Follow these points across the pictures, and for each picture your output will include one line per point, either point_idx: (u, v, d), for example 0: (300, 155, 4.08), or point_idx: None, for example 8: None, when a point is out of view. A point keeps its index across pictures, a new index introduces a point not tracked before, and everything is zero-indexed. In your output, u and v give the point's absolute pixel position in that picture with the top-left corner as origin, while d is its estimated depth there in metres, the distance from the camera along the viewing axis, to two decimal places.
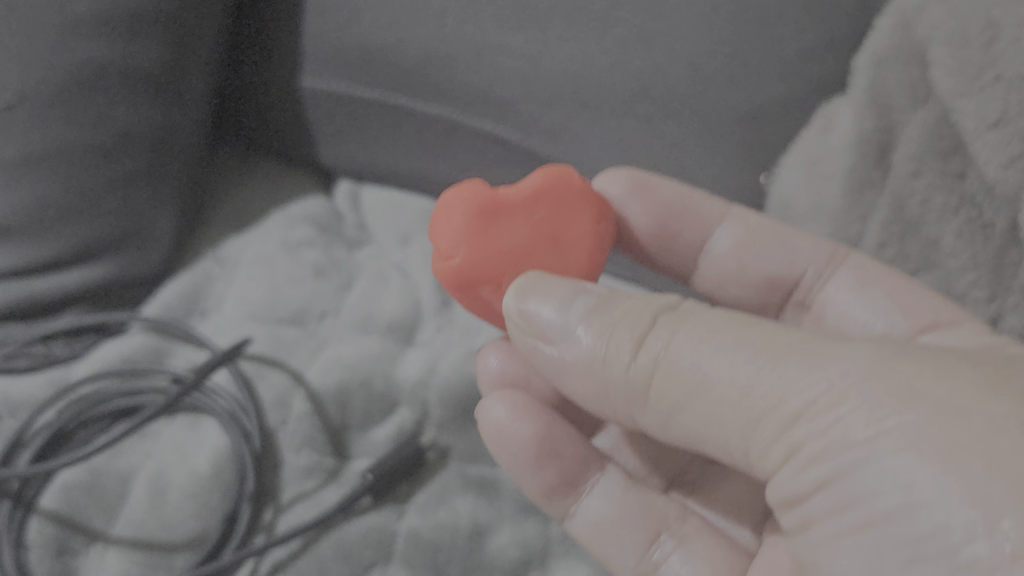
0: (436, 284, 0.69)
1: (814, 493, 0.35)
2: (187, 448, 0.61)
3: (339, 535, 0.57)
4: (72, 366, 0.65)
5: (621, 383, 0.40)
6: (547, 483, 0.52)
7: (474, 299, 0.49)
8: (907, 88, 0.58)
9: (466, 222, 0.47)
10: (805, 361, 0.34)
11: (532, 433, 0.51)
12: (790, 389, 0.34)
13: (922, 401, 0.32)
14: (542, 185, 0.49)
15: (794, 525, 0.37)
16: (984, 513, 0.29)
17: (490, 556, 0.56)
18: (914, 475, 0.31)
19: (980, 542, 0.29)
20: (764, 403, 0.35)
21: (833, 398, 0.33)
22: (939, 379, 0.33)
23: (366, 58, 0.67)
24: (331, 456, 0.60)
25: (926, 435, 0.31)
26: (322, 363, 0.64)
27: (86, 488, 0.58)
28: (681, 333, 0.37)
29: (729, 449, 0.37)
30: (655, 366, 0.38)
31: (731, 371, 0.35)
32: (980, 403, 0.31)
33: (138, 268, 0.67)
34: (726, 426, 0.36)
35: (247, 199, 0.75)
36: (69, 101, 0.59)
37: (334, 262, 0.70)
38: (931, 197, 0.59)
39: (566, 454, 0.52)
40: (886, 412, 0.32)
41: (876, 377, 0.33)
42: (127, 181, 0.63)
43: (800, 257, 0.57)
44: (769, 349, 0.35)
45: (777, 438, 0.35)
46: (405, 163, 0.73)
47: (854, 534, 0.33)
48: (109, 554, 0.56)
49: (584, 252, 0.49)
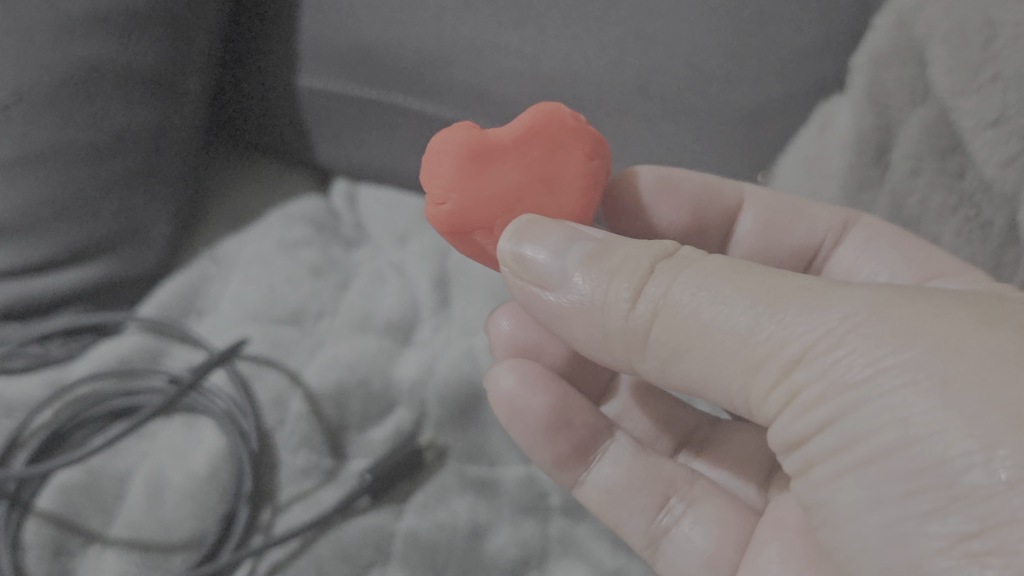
0: (434, 284, 0.69)
1: (816, 435, 0.34)
2: (184, 448, 0.61)
3: (337, 535, 0.57)
4: (69, 367, 0.65)
5: (619, 330, 0.39)
6: (558, 451, 0.52)
7: (468, 243, 0.45)
8: (904, 85, 0.59)
9: (455, 165, 0.42)
10: (804, 306, 0.34)
11: (543, 403, 0.51)
12: (788, 333, 0.33)
13: (920, 337, 0.31)
14: (535, 123, 0.44)
15: (795, 465, 0.36)
16: (982, 444, 0.29)
17: (489, 556, 0.56)
18: (912, 411, 0.30)
19: (977, 471, 0.29)
20: (763, 348, 0.34)
21: (833, 340, 0.33)
22: (939, 315, 0.32)
23: (364, 57, 0.66)
24: (329, 456, 0.60)
25: (924, 368, 0.30)
26: (320, 362, 0.64)
27: (83, 488, 0.58)
28: (680, 281, 0.36)
29: (729, 395, 0.37)
30: (655, 314, 0.37)
31: (730, 319, 0.34)
32: (978, 337, 0.30)
33: (134, 268, 0.67)
34: (724, 371, 0.36)
35: (243, 198, 0.74)
36: (65, 101, 0.58)
37: (331, 261, 0.70)
38: (930, 196, 0.60)
39: (576, 424, 0.52)
40: (884, 349, 0.31)
41: (876, 318, 0.32)
42: (122, 180, 0.63)
43: (819, 228, 0.57)
44: (768, 296, 0.34)
45: (778, 382, 0.34)
46: (401, 161, 0.73)
47: (857, 472, 0.33)
48: (106, 554, 0.56)
49: (579, 191, 0.45)
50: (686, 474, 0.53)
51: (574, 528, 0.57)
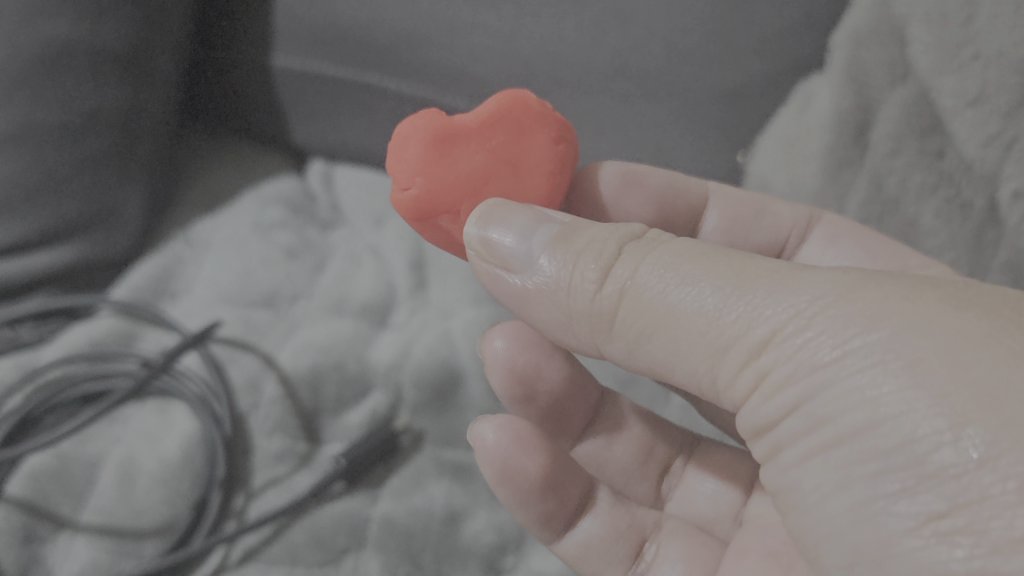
0: (411, 266, 0.68)
1: (784, 419, 0.33)
2: (157, 434, 0.60)
3: (311, 521, 0.56)
4: (39, 351, 0.64)
5: (585, 312, 0.37)
6: (544, 513, 0.48)
7: (434, 232, 0.44)
8: (885, 67, 0.57)
9: (421, 150, 0.42)
10: (773, 288, 0.33)
11: (539, 467, 0.47)
12: (755, 315, 0.33)
13: (888, 319, 0.31)
14: (498, 108, 0.43)
15: (762, 448, 0.35)
16: (950, 422, 0.28)
17: (465, 541, 0.55)
18: (881, 393, 0.30)
19: (947, 449, 0.28)
20: (730, 331, 0.33)
21: (801, 322, 0.32)
22: (907, 297, 0.31)
23: (339, 36, 0.66)
24: (303, 440, 0.59)
25: (892, 349, 0.30)
26: (294, 346, 0.63)
27: (53, 475, 0.57)
28: (647, 262, 0.35)
29: (694, 377, 0.36)
30: (622, 296, 0.36)
31: (696, 300, 0.34)
32: (943, 319, 0.30)
33: (106, 250, 0.65)
34: (690, 353, 0.35)
35: (216, 178, 0.73)
36: (33, 81, 0.58)
37: (306, 244, 0.69)
38: (910, 176, 0.58)
39: (562, 487, 0.48)
40: (852, 331, 0.31)
41: (845, 300, 0.32)
42: (94, 161, 0.62)
43: (781, 226, 0.56)
44: (735, 278, 0.33)
45: (743, 366, 0.33)
46: (374, 145, 0.72)
47: (824, 454, 0.32)
48: (77, 542, 0.55)
49: (545, 174, 0.43)
50: (655, 518, 0.52)
51: None
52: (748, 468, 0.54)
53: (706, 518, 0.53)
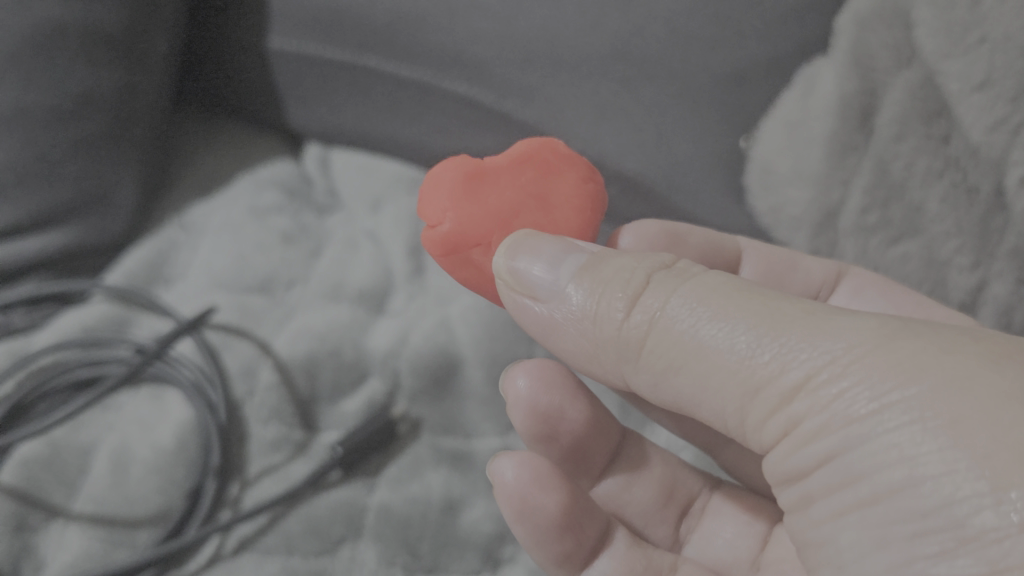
0: (409, 251, 0.67)
1: (817, 468, 0.33)
2: (151, 422, 0.59)
3: (308, 510, 0.55)
4: (31, 337, 0.63)
5: (613, 343, 0.37)
6: (561, 550, 0.47)
7: (466, 269, 0.44)
8: (891, 50, 0.56)
9: (451, 186, 0.43)
10: (808, 333, 0.32)
11: (557, 504, 0.46)
12: (788, 352, 0.32)
13: (927, 374, 0.30)
14: (526, 150, 0.45)
15: (794, 498, 0.35)
16: (991, 485, 0.27)
17: (463, 530, 0.55)
18: (918, 449, 0.29)
19: (988, 513, 0.27)
20: (763, 373, 0.33)
21: (836, 370, 0.31)
22: (947, 353, 0.31)
23: (335, 18, 0.64)
24: (299, 428, 0.59)
25: (931, 405, 0.29)
26: (290, 332, 0.62)
27: (45, 462, 0.56)
28: (676, 296, 0.35)
29: (724, 417, 0.35)
30: (650, 327, 0.35)
31: (728, 340, 0.33)
32: (983, 376, 0.29)
33: (99, 234, 0.65)
34: (720, 394, 0.34)
35: (210, 161, 0.72)
36: (26, 65, 0.56)
37: (302, 229, 0.68)
38: (915, 160, 0.57)
39: (581, 524, 0.47)
40: (890, 385, 0.30)
41: (881, 352, 0.31)
42: (87, 145, 0.61)
43: (812, 281, 0.57)
44: (769, 321, 0.33)
45: (776, 410, 0.33)
46: (372, 130, 0.71)
47: (859, 509, 0.31)
48: (69, 531, 0.55)
49: (576, 211, 0.45)
50: (672, 560, 0.50)
51: None
52: (769, 513, 0.52)
53: (723, 563, 0.51)
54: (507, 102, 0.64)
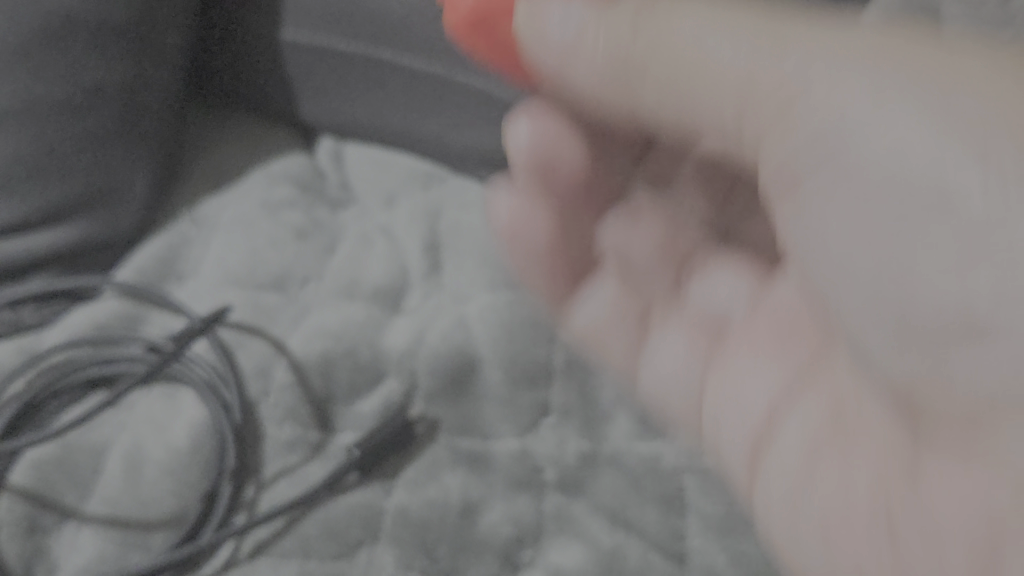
0: (425, 247, 0.65)
1: (807, 169, 0.35)
2: (164, 422, 0.58)
3: (324, 513, 0.55)
4: (42, 334, 0.62)
5: (612, 66, 0.38)
6: (628, 339, 0.54)
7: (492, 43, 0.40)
8: None
9: None
10: (810, 45, 0.35)
11: (608, 292, 0.55)
12: (810, 59, 0.34)
13: (954, 82, 0.32)
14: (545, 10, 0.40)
15: (782, 199, 0.37)
16: (984, 170, 0.30)
17: (482, 533, 0.54)
18: (931, 159, 0.31)
19: (981, 193, 0.30)
20: (766, 79, 0.35)
21: (848, 98, 0.33)
22: (942, 49, 0.33)
23: (347, 11, 0.65)
24: (315, 429, 0.58)
25: (946, 107, 0.32)
26: (305, 330, 0.61)
27: (58, 462, 0.56)
28: (682, 9, 0.36)
29: (723, 127, 0.37)
30: (637, 39, 0.37)
31: (732, 57, 0.35)
32: (988, 71, 0.32)
33: (110, 229, 0.63)
34: (718, 107, 0.37)
35: (222, 153, 0.71)
36: (34, 55, 0.58)
37: (315, 225, 0.67)
38: None
39: (641, 285, 0.54)
40: (896, 105, 0.32)
41: (892, 65, 0.33)
42: (100, 138, 0.61)
43: None
44: (771, 34, 0.35)
45: (780, 118, 0.36)
46: (386, 124, 0.69)
47: (860, 201, 0.34)
48: (83, 532, 0.54)
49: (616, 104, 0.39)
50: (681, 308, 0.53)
51: (570, 504, 0.55)
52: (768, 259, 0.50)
53: (723, 310, 0.51)
54: (523, 98, 0.63)
